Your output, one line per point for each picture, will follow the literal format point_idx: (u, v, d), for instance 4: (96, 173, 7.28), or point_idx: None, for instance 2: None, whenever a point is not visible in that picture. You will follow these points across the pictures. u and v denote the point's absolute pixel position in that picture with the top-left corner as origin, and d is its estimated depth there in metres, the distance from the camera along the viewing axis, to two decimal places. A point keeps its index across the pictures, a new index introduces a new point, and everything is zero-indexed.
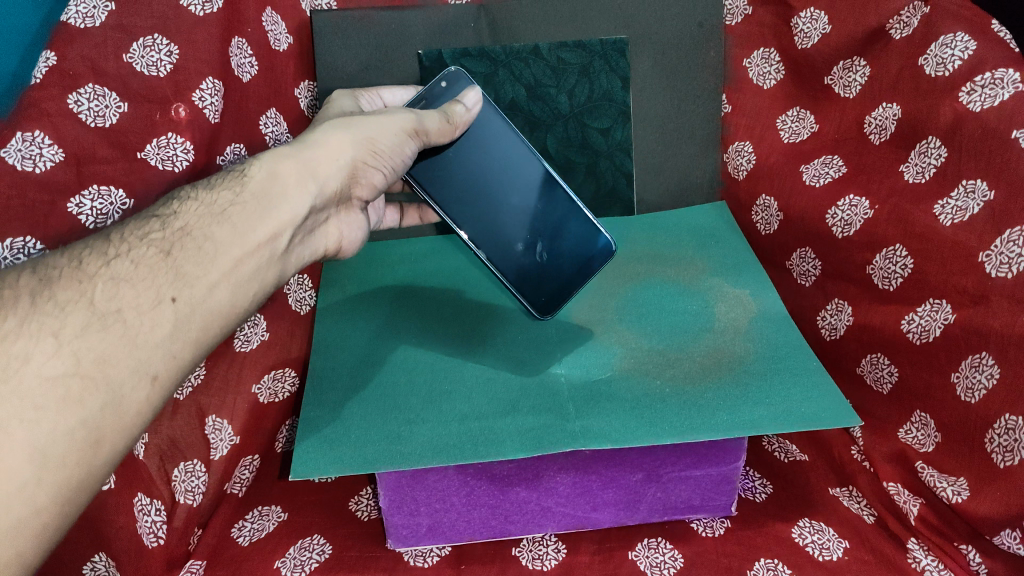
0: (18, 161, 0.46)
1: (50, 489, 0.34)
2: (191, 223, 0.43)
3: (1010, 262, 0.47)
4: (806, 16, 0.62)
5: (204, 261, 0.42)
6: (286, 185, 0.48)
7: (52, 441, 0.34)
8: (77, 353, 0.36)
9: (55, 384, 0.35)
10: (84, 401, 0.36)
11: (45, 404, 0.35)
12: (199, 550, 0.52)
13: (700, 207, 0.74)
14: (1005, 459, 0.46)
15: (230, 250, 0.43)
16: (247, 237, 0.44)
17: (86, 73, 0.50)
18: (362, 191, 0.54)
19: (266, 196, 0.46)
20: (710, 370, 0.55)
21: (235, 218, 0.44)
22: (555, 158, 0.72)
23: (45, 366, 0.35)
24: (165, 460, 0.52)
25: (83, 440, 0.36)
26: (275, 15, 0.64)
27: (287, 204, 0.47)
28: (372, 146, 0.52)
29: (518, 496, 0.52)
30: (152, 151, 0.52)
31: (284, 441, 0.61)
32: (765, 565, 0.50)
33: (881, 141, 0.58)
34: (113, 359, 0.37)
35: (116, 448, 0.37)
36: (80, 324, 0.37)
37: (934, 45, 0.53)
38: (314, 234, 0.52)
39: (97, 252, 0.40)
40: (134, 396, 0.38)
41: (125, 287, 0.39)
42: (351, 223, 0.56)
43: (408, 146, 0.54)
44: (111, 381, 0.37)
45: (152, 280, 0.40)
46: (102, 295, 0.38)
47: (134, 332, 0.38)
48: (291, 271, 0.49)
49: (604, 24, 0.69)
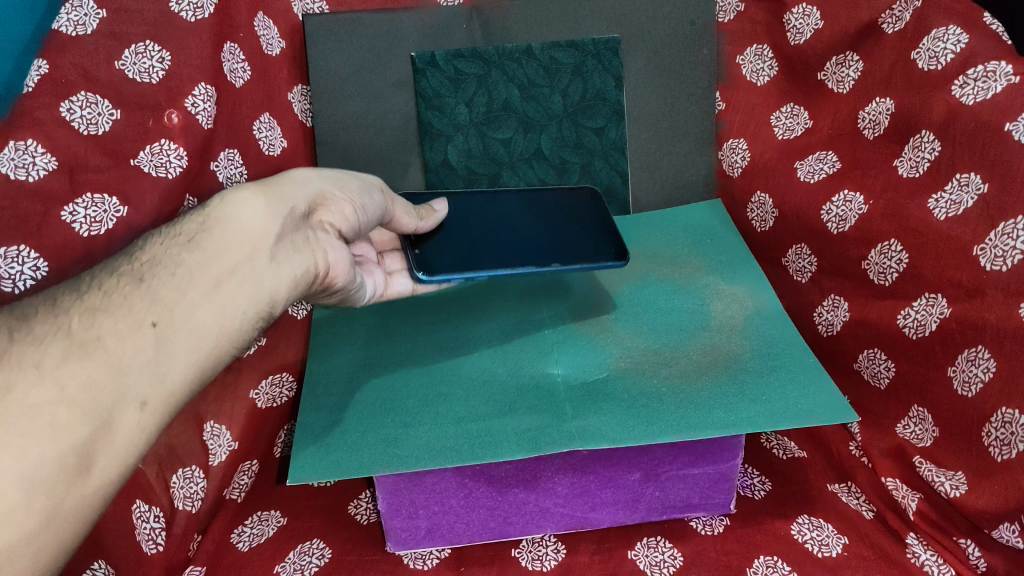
0: (11, 170, 0.47)
1: (40, 516, 0.32)
2: (160, 254, 0.41)
3: (1005, 256, 0.47)
4: (799, 12, 0.62)
5: (177, 284, 0.40)
6: (256, 203, 0.44)
7: (40, 469, 0.32)
8: (60, 382, 0.34)
9: (40, 412, 0.33)
10: (72, 428, 0.34)
11: (31, 430, 0.33)
12: (199, 557, 0.52)
13: (694, 205, 0.73)
14: (1003, 452, 0.46)
15: (205, 271, 0.41)
16: (220, 255, 0.42)
17: (78, 82, 0.51)
18: (337, 220, 0.51)
19: (235, 216, 0.43)
20: (707, 368, 0.55)
21: (204, 241, 0.42)
22: (550, 158, 0.71)
23: (28, 395, 0.33)
24: (163, 466, 0.53)
25: (73, 468, 0.34)
26: (266, 20, 0.64)
27: (257, 223, 0.44)
28: (339, 184, 0.52)
29: (516, 498, 0.52)
30: (146, 158, 0.52)
31: (282, 446, 0.61)
32: (764, 562, 0.50)
33: (875, 136, 0.58)
34: (98, 386, 0.35)
35: (107, 473, 0.35)
36: (59, 355, 0.35)
37: (926, 39, 0.53)
38: (299, 251, 0.46)
39: (70, 289, 0.39)
40: (123, 422, 0.36)
41: (102, 315, 0.37)
42: (338, 251, 0.50)
43: (377, 194, 0.55)
44: (98, 406, 0.35)
45: (129, 307, 0.38)
46: (79, 325, 0.37)
47: (117, 358, 0.36)
48: (282, 297, 0.44)
49: (596, 24, 0.69)
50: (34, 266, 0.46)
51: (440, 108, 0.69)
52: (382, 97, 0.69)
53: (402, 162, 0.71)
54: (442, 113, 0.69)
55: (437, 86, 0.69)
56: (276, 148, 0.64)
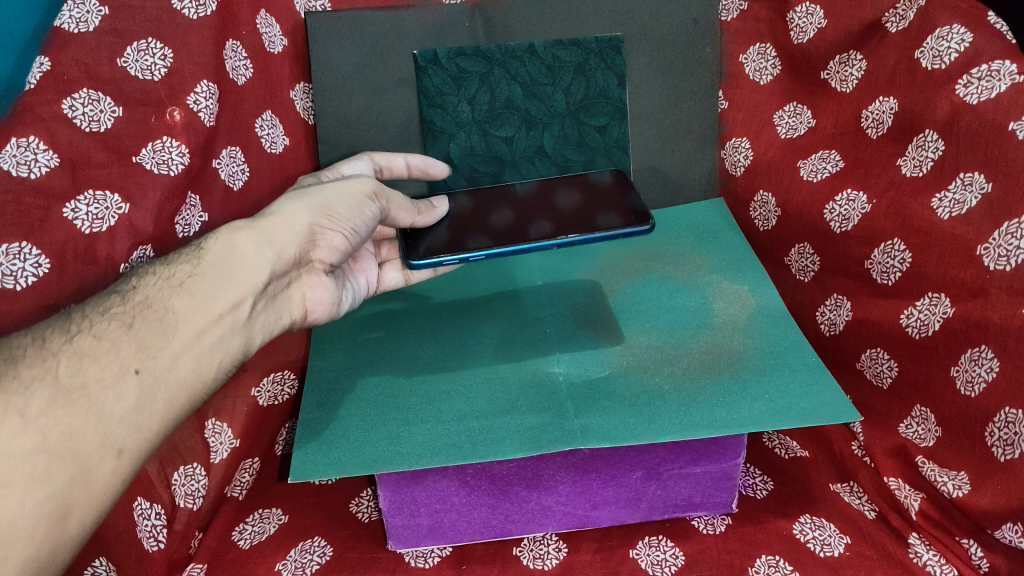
0: (13, 167, 0.47)
1: (18, 564, 0.34)
2: (153, 297, 0.43)
3: (1008, 255, 0.47)
4: (802, 10, 0.62)
5: (164, 333, 0.42)
6: (243, 255, 0.47)
7: (20, 517, 0.34)
8: (43, 430, 0.36)
9: (23, 461, 0.35)
10: (52, 477, 0.36)
11: (12, 479, 0.35)
12: (199, 554, 0.52)
13: (697, 204, 0.73)
14: (1006, 452, 0.46)
15: (192, 320, 0.43)
16: (207, 305, 0.44)
17: (80, 78, 0.51)
18: (324, 255, 0.52)
19: (223, 266, 0.46)
20: (710, 365, 0.55)
21: (195, 289, 0.44)
22: (552, 156, 0.71)
23: (13, 445, 0.35)
24: (165, 462, 0.53)
25: (52, 516, 0.35)
26: (269, 17, 0.64)
27: (244, 273, 0.47)
28: (329, 210, 0.51)
29: (518, 496, 0.52)
30: (147, 155, 0.52)
31: (284, 444, 0.61)
32: (766, 561, 0.50)
33: (878, 135, 0.57)
34: (80, 434, 0.37)
35: (84, 520, 0.37)
36: (45, 401, 0.37)
37: (930, 38, 0.53)
38: (277, 299, 0.50)
39: (60, 329, 0.41)
40: (100, 470, 0.38)
41: (89, 361, 0.39)
42: (319, 288, 0.53)
43: (370, 209, 0.53)
44: (77, 455, 0.37)
45: (116, 353, 0.40)
46: (67, 371, 0.39)
47: (100, 406, 0.38)
48: (261, 340, 0.48)
49: (599, 22, 0.69)
50: (36, 263, 0.46)
51: (442, 106, 0.69)
52: (383, 95, 0.69)
53: None
54: (444, 111, 0.69)
55: (439, 85, 0.69)
56: (278, 145, 0.65)
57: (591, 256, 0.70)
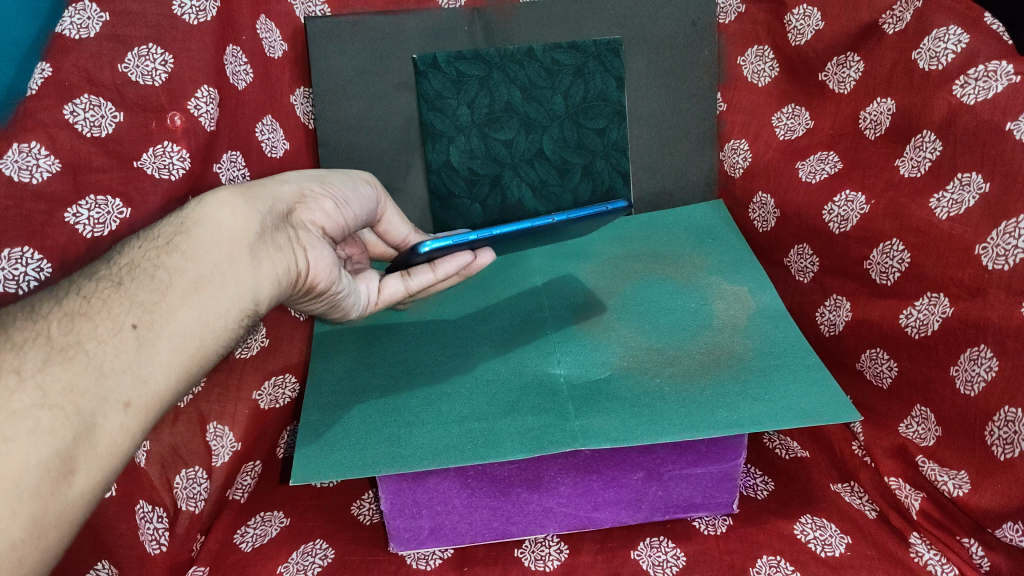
0: (14, 172, 0.47)
1: (26, 521, 0.33)
2: (139, 258, 0.42)
3: (1006, 254, 0.47)
4: (799, 12, 0.63)
5: (159, 288, 0.40)
6: (235, 203, 0.45)
7: (24, 473, 0.33)
8: (42, 387, 0.35)
9: (24, 416, 0.34)
10: (56, 432, 0.35)
11: (14, 435, 0.33)
12: (201, 557, 0.52)
13: (696, 205, 0.74)
14: (1006, 451, 0.46)
15: (185, 272, 0.41)
16: (199, 257, 0.42)
17: (81, 83, 0.51)
18: (317, 217, 0.52)
19: (212, 216, 0.43)
20: (709, 366, 0.55)
21: (185, 244, 0.42)
22: (552, 159, 0.71)
23: (11, 401, 0.34)
24: (166, 465, 0.53)
25: (56, 471, 0.34)
26: (269, 22, 0.64)
27: (235, 220, 0.44)
28: (318, 180, 0.53)
29: (519, 498, 0.52)
30: (148, 160, 0.53)
31: (284, 447, 0.62)
32: (767, 561, 0.50)
33: (876, 136, 0.58)
34: (80, 390, 0.36)
35: (92, 476, 0.36)
36: (40, 360, 0.36)
37: (927, 39, 0.53)
38: (280, 249, 0.46)
39: (48, 296, 0.40)
40: (107, 425, 0.37)
41: (82, 320, 0.38)
42: (320, 246, 0.50)
43: (361, 189, 0.57)
44: (80, 409, 0.36)
45: (109, 311, 0.39)
46: (59, 331, 0.38)
47: (98, 361, 0.37)
48: (264, 293, 0.44)
49: (598, 25, 0.69)
50: (38, 267, 0.47)
51: (442, 110, 0.69)
52: (383, 99, 0.69)
53: (405, 163, 0.71)
54: (444, 115, 0.69)
55: (439, 88, 0.69)
56: (278, 149, 0.65)
57: (590, 257, 0.70)
